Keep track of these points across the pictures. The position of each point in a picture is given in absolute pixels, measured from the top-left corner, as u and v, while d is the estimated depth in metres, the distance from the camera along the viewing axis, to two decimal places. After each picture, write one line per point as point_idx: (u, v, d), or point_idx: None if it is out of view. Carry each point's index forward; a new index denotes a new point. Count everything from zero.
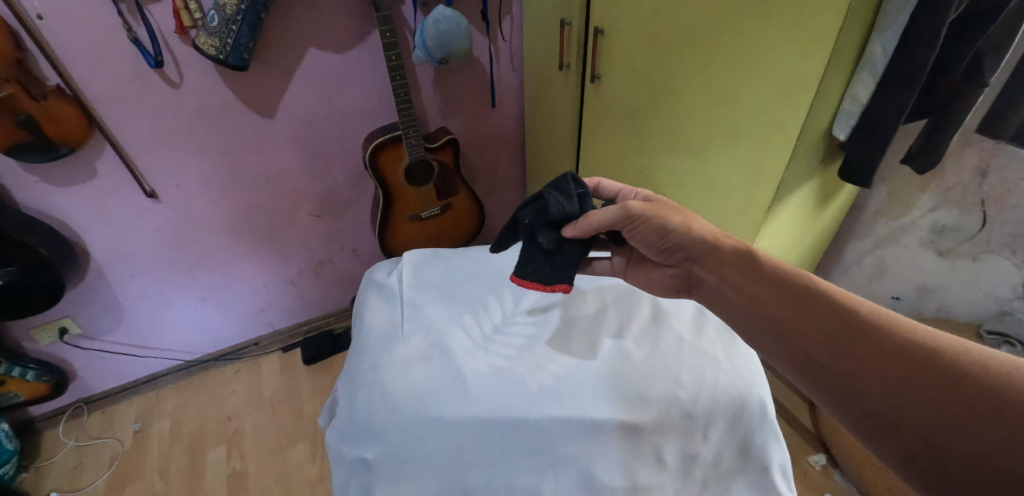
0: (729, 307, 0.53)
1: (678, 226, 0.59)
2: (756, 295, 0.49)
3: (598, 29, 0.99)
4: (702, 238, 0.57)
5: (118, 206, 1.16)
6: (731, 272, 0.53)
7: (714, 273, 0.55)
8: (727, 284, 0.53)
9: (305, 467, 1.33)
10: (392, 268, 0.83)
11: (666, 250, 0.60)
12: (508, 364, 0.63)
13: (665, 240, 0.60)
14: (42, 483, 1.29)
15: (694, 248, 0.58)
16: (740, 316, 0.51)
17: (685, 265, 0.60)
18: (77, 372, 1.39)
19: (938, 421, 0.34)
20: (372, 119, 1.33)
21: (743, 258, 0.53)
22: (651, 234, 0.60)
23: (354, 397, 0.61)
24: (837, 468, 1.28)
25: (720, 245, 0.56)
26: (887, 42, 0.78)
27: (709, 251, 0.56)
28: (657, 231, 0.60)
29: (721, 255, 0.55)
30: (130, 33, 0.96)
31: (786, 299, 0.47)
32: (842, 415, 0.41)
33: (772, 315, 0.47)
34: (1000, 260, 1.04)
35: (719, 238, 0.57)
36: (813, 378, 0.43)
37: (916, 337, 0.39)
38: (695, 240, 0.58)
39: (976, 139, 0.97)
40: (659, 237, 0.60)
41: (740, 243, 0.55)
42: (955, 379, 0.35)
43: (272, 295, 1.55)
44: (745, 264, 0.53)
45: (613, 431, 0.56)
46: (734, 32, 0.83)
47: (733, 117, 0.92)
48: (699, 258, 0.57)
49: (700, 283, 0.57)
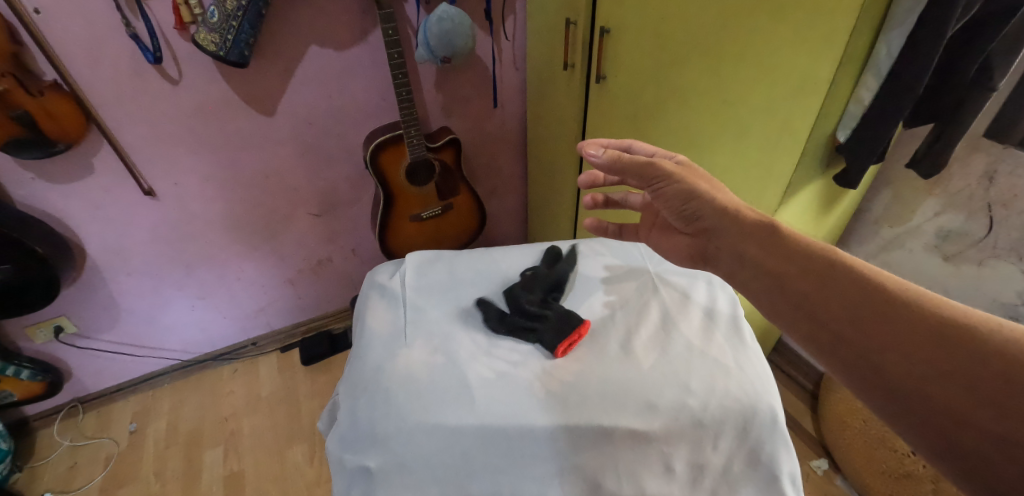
0: (748, 281, 0.49)
1: (703, 192, 0.56)
2: (775, 271, 0.46)
3: (604, 27, 0.98)
4: (723, 207, 0.54)
5: (117, 203, 1.15)
6: (749, 245, 0.49)
7: (731, 248, 0.52)
8: (747, 260, 0.49)
9: (302, 469, 1.31)
10: (394, 268, 0.81)
11: (687, 216, 0.57)
12: (512, 370, 0.62)
13: (688, 204, 0.57)
14: (36, 484, 1.27)
15: (713, 218, 0.54)
16: (760, 292, 0.47)
17: (703, 236, 0.56)
18: (73, 371, 1.37)
19: (967, 399, 0.31)
20: (374, 117, 1.31)
21: (766, 233, 0.49)
22: (674, 196, 0.58)
23: (356, 404, 0.60)
24: (839, 473, 1.28)
25: (743, 217, 0.52)
26: (893, 43, 0.76)
27: (726, 220, 0.53)
28: (681, 194, 0.57)
29: (740, 227, 0.52)
30: (128, 28, 0.94)
31: (807, 273, 0.44)
32: (865, 397, 0.38)
33: (796, 288, 0.44)
34: (1007, 266, 1.00)
35: (740, 211, 0.53)
36: (837, 359, 0.39)
37: (947, 312, 0.35)
38: (716, 211, 0.54)
39: (984, 143, 0.96)
40: (682, 201, 0.57)
41: (762, 216, 0.52)
42: (986, 358, 0.32)
43: (272, 295, 1.53)
44: (767, 239, 0.49)
45: (624, 440, 0.55)
46: (746, 28, 0.81)
47: (742, 119, 0.91)
48: (719, 231, 0.53)
49: (717, 255, 0.54)
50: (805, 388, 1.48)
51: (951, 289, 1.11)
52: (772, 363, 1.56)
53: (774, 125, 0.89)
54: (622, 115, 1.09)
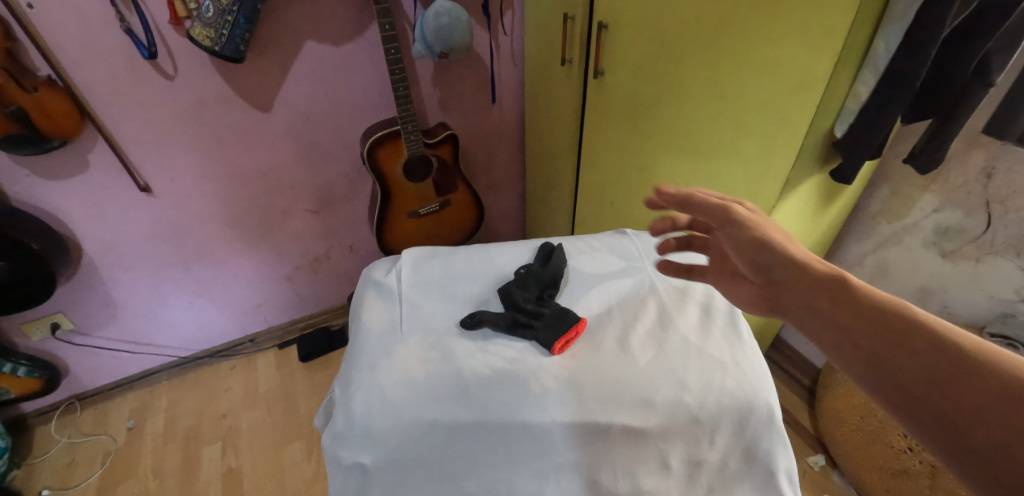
0: (827, 350, 0.38)
1: (776, 240, 0.46)
2: (865, 345, 0.35)
3: (603, 22, 0.99)
4: (789, 256, 0.44)
5: (112, 199, 1.14)
6: (819, 303, 0.39)
7: (797, 303, 0.41)
8: (817, 319, 0.39)
9: (299, 466, 1.31)
10: (390, 265, 0.80)
11: (754, 269, 0.46)
12: (508, 367, 0.61)
13: (759, 254, 0.46)
14: (34, 481, 1.27)
15: (781, 269, 0.43)
16: (843, 361, 0.37)
17: (768, 290, 0.45)
18: (69, 368, 1.37)
19: None
20: (371, 113, 1.30)
21: (838, 288, 0.39)
22: (741, 244, 0.47)
23: (350, 401, 0.59)
24: (836, 469, 1.29)
25: (810, 268, 0.42)
26: (890, 39, 0.74)
27: (793, 273, 0.42)
28: (746, 242, 0.47)
29: (809, 278, 0.41)
30: (123, 23, 0.93)
31: (905, 347, 0.33)
32: None
33: (895, 370, 0.33)
34: (1005, 263, 1.00)
35: (812, 261, 0.42)
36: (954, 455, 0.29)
37: None
38: (787, 262, 0.43)
39: (982, 139, 0.96)
40: (753, 250, 0.46)
41: (830, 268, 0.41)
42: None
43: (269, 291, 1.53)
44: (839, 292, 0.38)
45: (621, 437, 0.55)
46: (745, 24, 0.80)
47: (740, 114, 0.89)
48: (785, 285, 0.42)
49: (784, 311, 0.43)
50: (803, 385, 1.49)
51: (949, 286, 1.11)
52: (771, 359, 1.57)
53: (772, 120, 0.87)
54: (620, 110, 1.09)
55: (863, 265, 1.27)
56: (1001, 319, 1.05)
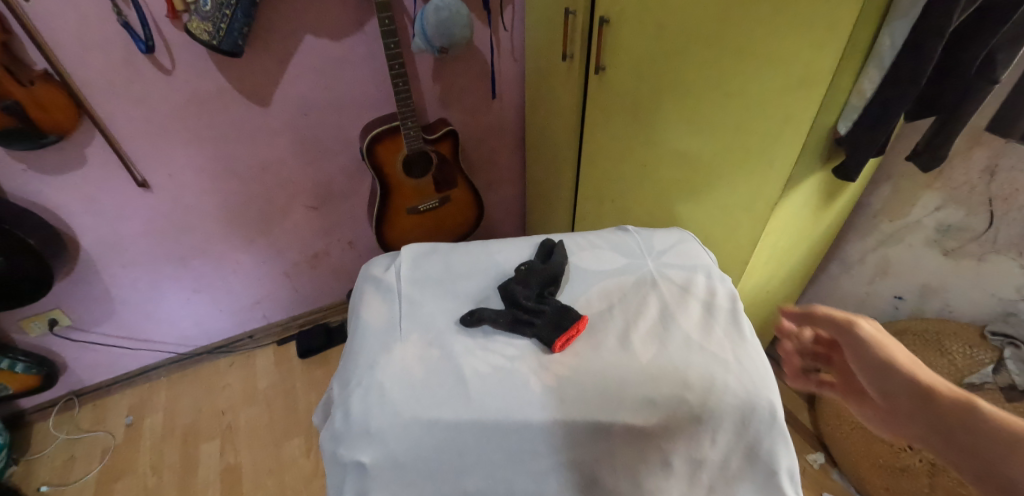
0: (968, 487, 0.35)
1: (901, 361, 0.43)
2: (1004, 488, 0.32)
3: (603, 17, 1.02)
4: (912, 378, 0.42)
5: (110, 194, 1.13)
6: (945, 431, 0.37)
7: (925, 428, 0.39)
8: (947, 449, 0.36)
9: (298, 462, 1.31)
10: (389, 261, 0.80)
11: (879, 389, 0.44)
12: (509, 365, 0.61)
13: (883, 373, 0.44)
14: (32, 478, 1.27)
15: (903, 394, 0.41)
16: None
17: (893, 410, 0.43)
18: (67, 364, 1.36)
19: None
20: (369, 108, 1.29)
21: (960, 416, 0.36)
22: (866, 362, 0.46)
23: (348, 399, 0.59)
24: (835, 466, 1.29)
25: (935, 394, 0.39)
26: (896, 35, 0.71)
27: (916, 398, 0.40)
28: (868, 361, 0.46)
29: (932, 403, 0.39)
30: (119, 17, 0.92)
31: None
32: None
33: None
34: (1007, 261, 1.00)
35: (939, 386, 0.39)
36: None
37: None
38: (912, 386, 0.41)
39: (986, 137, 0.95)
40: (877, 370, 0.44)
41: (957, 392, 0.38)
42: None
43: (268, 287, 1.52)
44: (965, 423, 0.36)
45: (622, 436, 0.54)
46: (748, 19, 0.78)
47: (741, 110, 0.87)
48: (908, 409, 0.40)
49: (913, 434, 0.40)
50: None
51: (951, 284, 1.11)
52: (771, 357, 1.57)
53: (774, 117, 0.83)
54: (623, 105, 1.10)
55: (864, 263, 1.26)
56: (1003, 317, 1.05)
